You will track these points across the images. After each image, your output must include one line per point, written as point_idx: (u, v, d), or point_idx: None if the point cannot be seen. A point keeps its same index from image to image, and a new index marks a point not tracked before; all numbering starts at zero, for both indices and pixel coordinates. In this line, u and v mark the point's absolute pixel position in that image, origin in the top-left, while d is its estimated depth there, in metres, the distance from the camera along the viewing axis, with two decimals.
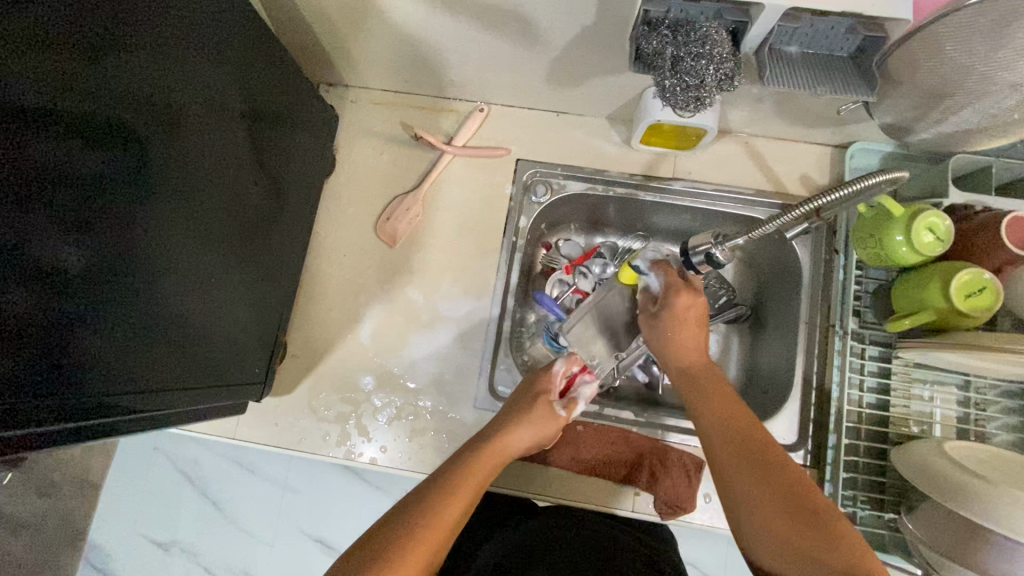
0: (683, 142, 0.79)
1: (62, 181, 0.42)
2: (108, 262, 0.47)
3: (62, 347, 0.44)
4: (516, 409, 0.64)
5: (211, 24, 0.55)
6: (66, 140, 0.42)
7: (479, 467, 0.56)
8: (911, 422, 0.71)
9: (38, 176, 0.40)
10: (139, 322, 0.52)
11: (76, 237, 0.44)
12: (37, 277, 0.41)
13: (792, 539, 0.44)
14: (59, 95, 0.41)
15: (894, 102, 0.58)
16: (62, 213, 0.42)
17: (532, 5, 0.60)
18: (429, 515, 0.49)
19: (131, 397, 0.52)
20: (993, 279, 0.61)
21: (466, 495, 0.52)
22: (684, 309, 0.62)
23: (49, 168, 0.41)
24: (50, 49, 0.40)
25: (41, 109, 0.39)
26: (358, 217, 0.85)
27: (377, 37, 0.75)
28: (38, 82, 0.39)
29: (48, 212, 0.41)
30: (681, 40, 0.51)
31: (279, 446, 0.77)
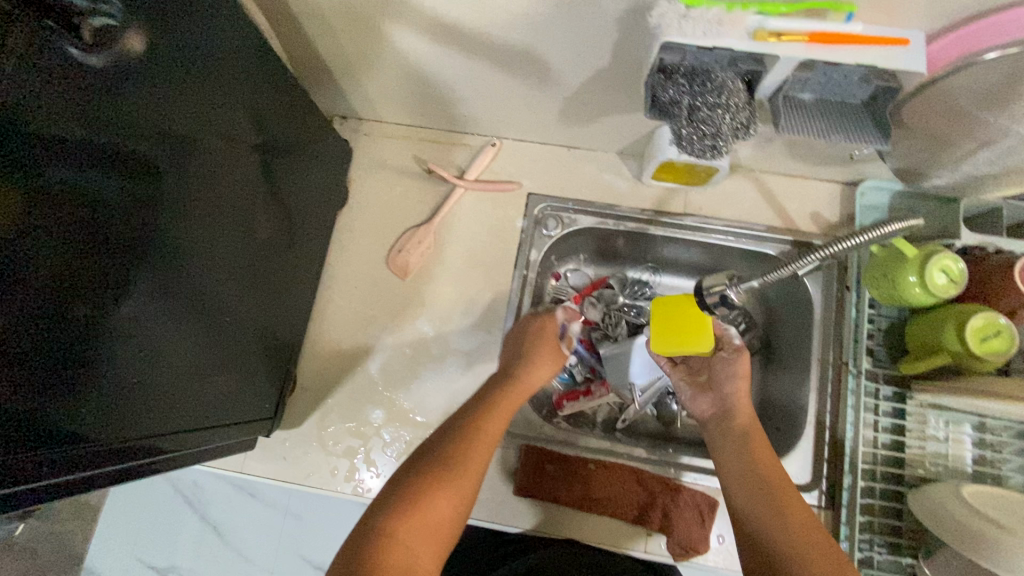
0: (694, 179, 0.79)
1: (107, 238, 0.43)
2: (140, 310, 0.48)
3: (94, 399, 0.45)
4: (529, 346, 0.74)
5: (240, 63, 0.56)
6: (111, 195, 0.42)
7: (506, 400, 0.66)
8: (926, 464, 0.70)
9: (84, 232, 0.40)
10: (163, 362, 0.53)
11: (114, 288, 0.45)
12: (66, 325, 0.40)
13: (820, 563, 0.51)
14: (111, 153, 0.41)
15: (907, 146, 0.58)
16: (90, 259, 0.42)
17: (547, 47, 0.61)
18: (464, 441, 0.59)
19: (147, 440, 0.52)
20: (1008, 324, 0.60)
21: (493, 428, 0.62)
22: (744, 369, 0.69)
23: (86, 215, 0.40)
24: (100, 93, 0.39)
25: (83, 153, 0.39)
26: (370, 249, 0.85)
27: (391, 74, 0.76)
28: (86, 128, 0.39)
29: (78, 258, 0.41)
30: (697, 89, 0.52)
31: (286, 481, 0.76)
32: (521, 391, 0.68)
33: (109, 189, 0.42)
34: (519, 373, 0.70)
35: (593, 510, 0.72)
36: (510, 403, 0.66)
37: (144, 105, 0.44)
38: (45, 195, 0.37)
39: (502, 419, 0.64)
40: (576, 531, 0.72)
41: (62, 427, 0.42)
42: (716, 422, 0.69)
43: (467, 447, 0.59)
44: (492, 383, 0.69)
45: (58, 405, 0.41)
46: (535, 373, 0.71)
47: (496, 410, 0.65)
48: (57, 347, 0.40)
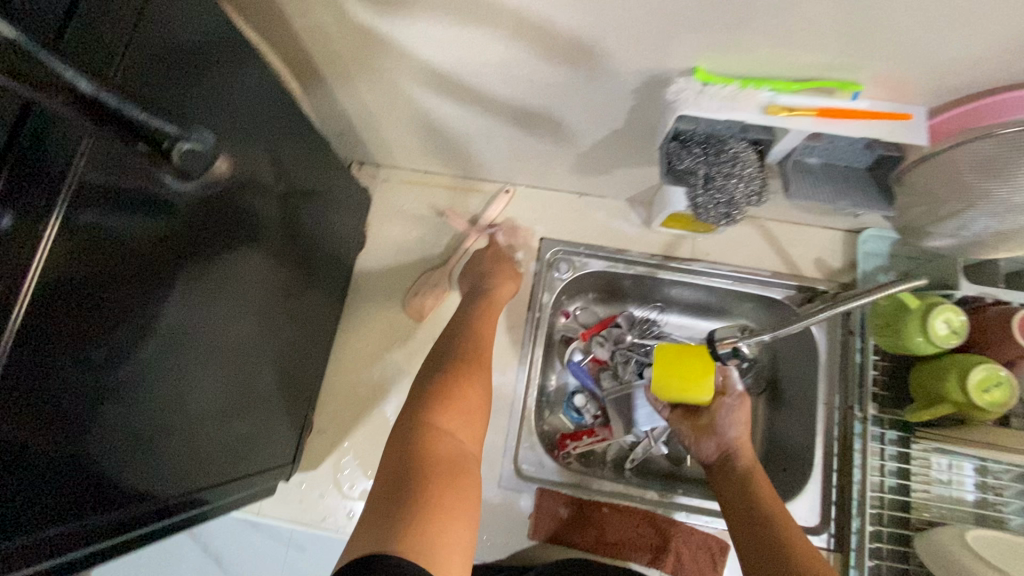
0: (702, 226, 0.82)
1: (151, 308, 0.44)
2: (188, 373, 0.50)
3: (152, 462, 0.47)
4: (493, 262, 0.82)
5: (266, 121, 0.57)
6: (166, 274, 0.45)
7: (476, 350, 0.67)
8: (932, 508, 0.72)
9: (146, 310, 0.43)
10: (206, 420, 0.55)
11: (169, 358, 0.47)
12: (116, 399, 0.41)
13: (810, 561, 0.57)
14: (160, 229, 0.43)
15: (909, 208, 0.61)
16: (138, 330, 0.43)
17: (565, 110, 0.64)
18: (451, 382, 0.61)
19: (190, 494, 0.55)
20: (1009, 374, 0.63)
21: (474, 369, 0.64)
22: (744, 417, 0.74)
23: (134, 290, 0.41)
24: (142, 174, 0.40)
25: (127, 231, 0.40)
26: (386, 292, 0.87)
27: (410, 126, 0.78)
28: (126, 208, 0.40)
29: (128, 330, 0.42)
30: (712, 159, 0.55)
31: (304, 524, 0.77)
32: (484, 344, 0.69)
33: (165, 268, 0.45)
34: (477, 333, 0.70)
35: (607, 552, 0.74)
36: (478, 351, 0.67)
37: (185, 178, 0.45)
38: (110, 274, 0.39)
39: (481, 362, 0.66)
40: None
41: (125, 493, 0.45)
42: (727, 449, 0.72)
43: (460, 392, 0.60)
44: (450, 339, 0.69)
45: (122, 474, 0.44)
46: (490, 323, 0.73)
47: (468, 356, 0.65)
48: (116, 415, 0.42)
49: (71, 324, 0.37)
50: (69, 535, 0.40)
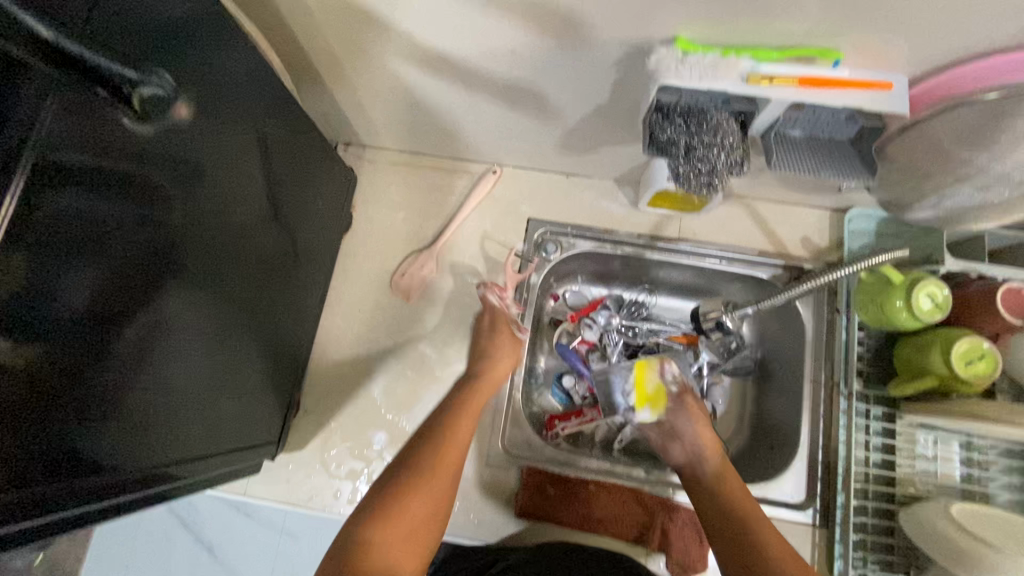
0: (689, 205, 0.82)
1: (126, 273, 0.43)
2: (163, 341, 0.49)
3: (118, 431, 0.45)
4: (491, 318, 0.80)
5: (247, 92, 0.56)
6: (144, 234, 0.44)
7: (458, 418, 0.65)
8: (916, 482, 0.72)
9: (120, 265, 0.42)
10: (177, 393, 0.53)
11: (141, 322, 0.46)
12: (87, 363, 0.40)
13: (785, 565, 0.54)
14: (136, 194, 0.42)
15: (892, 181, 0.61)
16: (112, 294, 0.42)
17: (549, 85, 0.64)
18: (426, 459, 0.59)
19: (158, 471, 0.53)
20: (991, 348, 0.63)
21: (454, 441, 0.62)
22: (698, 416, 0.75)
23: (106, 253, 0.40)
24: (117, 134, 0.39)
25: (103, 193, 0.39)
26: (373, 273, 0.87)
27: (395, 105, 0.78)
28: (101, 170, 0.39)
29: (102, 293, 0.41)
30: (694, 129, 0.55)
31: (289, 504, 0.77)
32: (470, 417, 0.67)
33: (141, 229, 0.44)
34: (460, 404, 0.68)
35: (592, 529, 0.74)
36: (464, 425, 0.65)
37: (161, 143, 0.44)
38: (85, 235, 0.38)
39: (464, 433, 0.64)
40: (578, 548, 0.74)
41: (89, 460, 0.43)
42: (689, 456, 0.70)
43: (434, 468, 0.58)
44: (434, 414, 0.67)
45: (88, 437, 0.42)
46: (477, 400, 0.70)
47: (451, 430, 0.63)
48: (87, 378, 0.41)
49: (48, 285, 0.36)
50: (28, 497, 0.38)
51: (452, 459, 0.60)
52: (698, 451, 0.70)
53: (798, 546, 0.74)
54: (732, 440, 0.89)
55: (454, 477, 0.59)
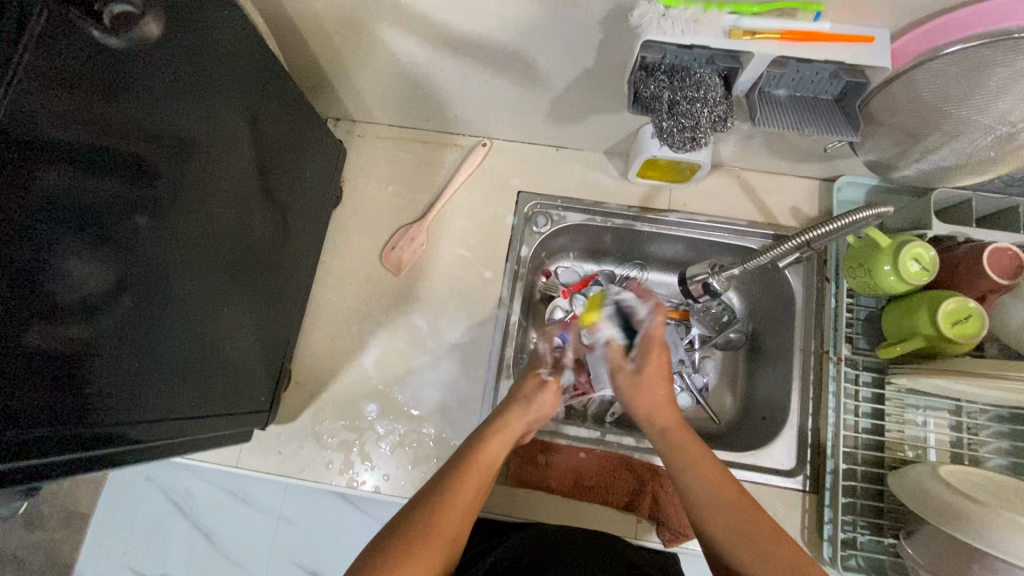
0: (678, 176, 0.82)
1: (88, 225, 0.44)
2: (135, 301, 0.50)
3: (63, 366, 0.43)
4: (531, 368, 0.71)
5: (227, 60, 0.57)
6: (100, 160, 0.44)
7: (472, 469, 0.57)
8: (906, 447, 0.73)
9: (80, 216, 0.43)
10: (140, 345, 0.51)
11: (95, 254, 0.45)
12: (45, 309, 0.41)
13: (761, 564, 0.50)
14: (97, 147, 0.43)
15: (876, 141, 0.61)
16: (71, 244, 0.43)
17: (536, 49, 0.64)
18: (431, 520, 0.51)
19: (115, 427, 0.50)
20: (978, 307, 0.63)
21: (463, 499, 0.54)
22: (661, 360, 0.61)
23: (65, 203, 0.41)
24: (69, 83, 0.41)
25: (58, 142, 0.40)
26: (364, 247, 0.87)
27: (384, 76, 0.78)
28: (54, 118, 0.40)
29: (61, 242, 0.42)
30: (676, 84, 0.55)
31: (281, 475, 0.77)
32: (488, 469, 0.58)
33: (101, 152, 0.44)
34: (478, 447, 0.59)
35: (583, 496, 0.75)
36: (477, 478, 0.56)
37: (122, 99, 0.45)
38: (40, 180, 0.39)
39: (479, 488, 0.56)
40: (570, 517, 0.74)
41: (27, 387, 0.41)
42: (643, 414, 0.62)
43: (438, 528, 0.51)
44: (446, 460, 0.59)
45: (24, 358, 0.40)
46: (500, 443, 0.61)
47: (462, 485, 0.55)
48: (48, 323, 0.41)
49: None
50: None
51: (459, 521, 0.53)
52: (657, 409, 0.61)
53: (789, 513, 0.74)
54: (724, 412, 0.89)
55: (458, 539, 0.53)
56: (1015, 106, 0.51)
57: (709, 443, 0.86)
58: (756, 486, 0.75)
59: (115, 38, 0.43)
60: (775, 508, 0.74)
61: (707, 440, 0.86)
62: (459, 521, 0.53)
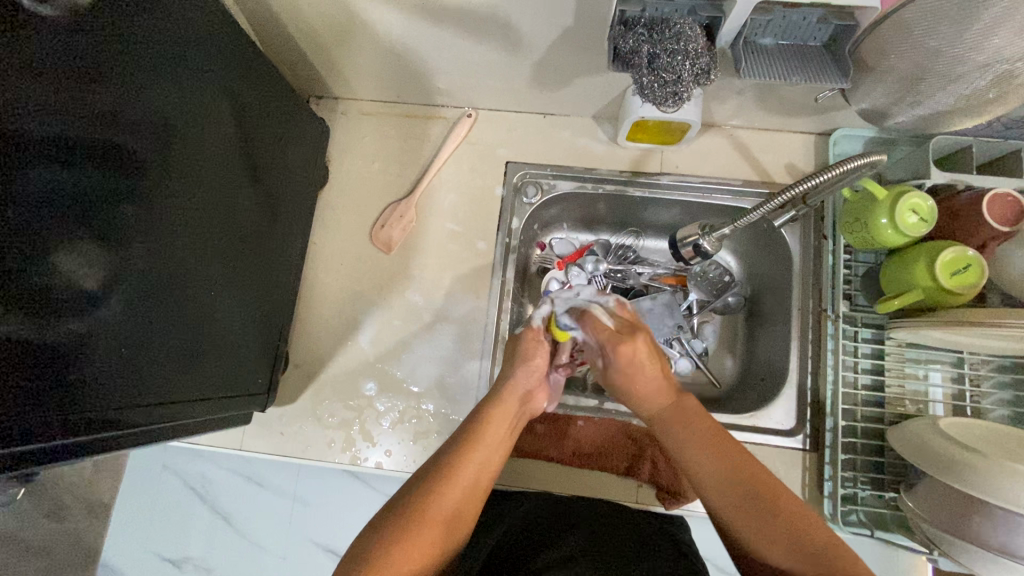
0: (669, 137, 0.80)
1: (75, 215, 0.44)
2: (125, 291, 0.50)
3: (43, 351, 0.43)
4: (520, 350, 0.67)
5: (208, 46, 0.57)
6: (79, 141, 0.44)
7: (476, 444, 0.56)
8: (907, 401, 0.73)
9: (66, 206, 0.44)
10: (125, 334, 0.51)
11: (73, 234, 0.44)
12: (31, 297, 0.42)
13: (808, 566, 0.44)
14: (75, 135, 0.44)
15: (870, 88, 0.59)
16: (51, 236, 0.43)
17: (511, 10, 0.62)
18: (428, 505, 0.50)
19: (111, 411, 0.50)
20: (977, 256, 0.63)
21: (461, 480, 0.53)
22: (632, 358, 0.59)
23: (47, 194, 0.42)
24: (43, 74, 0.41)
25: (37, 134, 0.41)
26: (356, 226, 0.87)
27: (362, 51, 0.76)
28: (35, 111, 0.40)
29: (40, 232, 0.42)
30: (656, 38, 0.53)
31: (285, 455, 0.78)
32: (491, 448, 0.57)
33: (58, 128, 0.42)
34: (482, 422, 0.59)
35: (583, 463, 0.75)
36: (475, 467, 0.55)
37: (99, 90, 0.45)
38: (21, 169, 0.40)
39: (472, 483, 0.54)
40: (568, 485, 0.75)
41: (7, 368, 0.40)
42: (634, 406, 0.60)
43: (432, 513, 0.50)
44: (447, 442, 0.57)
45: (13, 338, 0.40)
46: (502, 422, 0.60)
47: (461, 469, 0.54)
48: (35, 314, 0.42)
49: None
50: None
51: (461, 501, 0.52)
52: (640, 402, 0.59)
53: (789, 471, 0.74)
54: (726, 374, 0.89)
55: (458, 530, 0.51)
56: (1011, 41, 0.47)
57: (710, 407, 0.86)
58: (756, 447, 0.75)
59: (51, 8, 0.41)
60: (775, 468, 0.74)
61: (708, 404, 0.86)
62: (455, 513, 0.51)
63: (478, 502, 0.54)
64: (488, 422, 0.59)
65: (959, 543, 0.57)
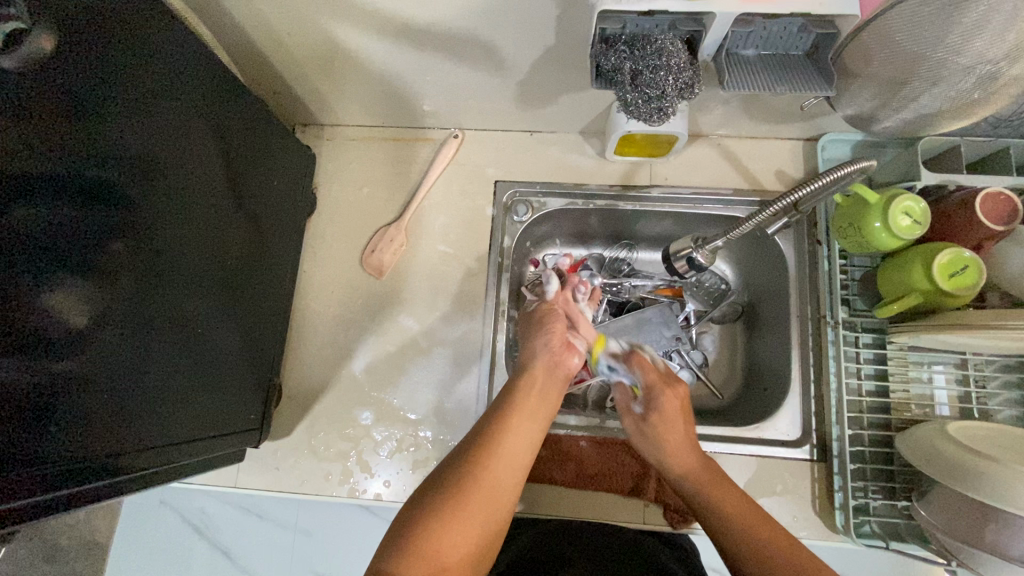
0: (656, 150, 0.80)
1: (62, 253, 0.44)
2: (113, 329, 0.49)
3: (33, 392, 0.41)
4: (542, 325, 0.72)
5: (190, 80, 0.57)
6: (60, 181, 0.43)
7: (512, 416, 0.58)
8: (913, 406, 0.72)
9: (50, 246, 0.43)
10: (121, 376, 0.50)
11: (65, 276, 0.44)
12: (19, 338, 0.41)
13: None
14: (55, 175, 0.43)
15: (854, 94, 0.59)
16: (36, 276, 0.42)
17: (490, 31, 0.61)
18: (471, 481, 0.50)
19: (111, 457, 0.49)
20: (973, 257, 0.62)
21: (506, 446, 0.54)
22: (669, 407, 0.68)
23: (30, 233, 0.41)
24: (23, 115, 0.40)
25: (18, 175, 0.40)
26: (346, 252, 0.86)
27: (346, 78, 0.76)
28: (15, 151, 0.40)
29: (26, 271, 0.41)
30: (638, 54, 0.53)
31: (281, 490, 0.76)
32: (528, 420, 0.59)
33: (38, 168, 0.41)
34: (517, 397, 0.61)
35: (587, 485, 0.74)
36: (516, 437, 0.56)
37: (81, 129, 0.45)
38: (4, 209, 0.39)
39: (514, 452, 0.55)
40: (573, 509, 0.73)
41: (8, 416, 0.40)
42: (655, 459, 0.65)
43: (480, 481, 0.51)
44: (484, 416, 0.59)
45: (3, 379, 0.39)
46: (535, 394, 0.62)
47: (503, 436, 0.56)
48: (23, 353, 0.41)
49: None
50: None
51: (506, 470, 0.53)
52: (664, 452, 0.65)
53: (798, 483, 0.72)
54: (727, 385, 0.87)
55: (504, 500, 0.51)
56: (993, 43, 0.47)
57: (713, 419, 0.84)
58: (763, 459, 0.74)
59: (15, 59, 0.39)
60: (783, 481, 0.72)
61: (711, 416, 0.85)
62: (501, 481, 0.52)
63: (521, 475, 0.54)
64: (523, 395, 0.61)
65: (975, 553, 0.56)
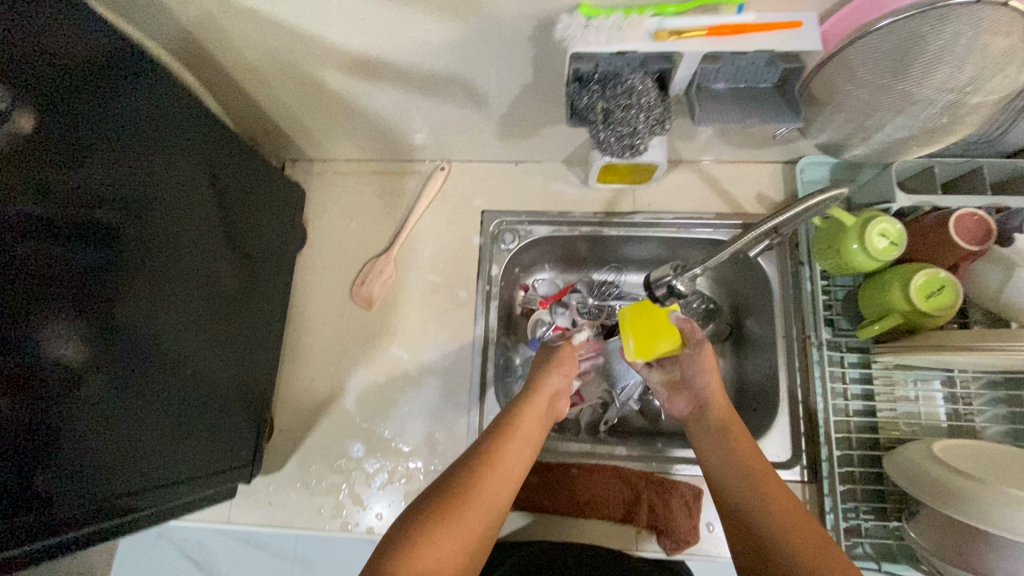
0: (637, 177, 0.82)
1: (55, 296, 0.44)
2: (105, 370, 0.49)
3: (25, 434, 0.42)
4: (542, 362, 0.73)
5: (183, 126, 0.58)
6: (54, 228, 0.44)
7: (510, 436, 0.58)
8: (901, 424, 0.72)
9: (43, 290, 0.44)
10: (111, 418, 0.50)
11: (59, 318, 0.45)
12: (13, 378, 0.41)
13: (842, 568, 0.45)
14: (49, 222, 0.44)
15: (824, 123, 0.60)
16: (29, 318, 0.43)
17: (469, 71, 0.63)
18: (471, 491, 0.50)
19: (102, 502, 0.49)
20: (949, 277, 0.63)
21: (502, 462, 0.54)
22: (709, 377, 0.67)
23: (24, 278, 0.42)
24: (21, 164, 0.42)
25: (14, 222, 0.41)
26: (336, 284, 0.87)
27: (332, 115, 0.78)
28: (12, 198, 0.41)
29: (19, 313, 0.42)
30: (609, 93, 0.55)
31: (274, 526, 0.76)
32: (524, 442, 0.59)
33: (34, 214, 0.43)
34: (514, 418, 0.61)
35: (579, 513, 0.74)
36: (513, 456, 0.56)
37: (75, 176, 0.46)
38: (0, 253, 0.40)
39: (509, 471, 0.54)
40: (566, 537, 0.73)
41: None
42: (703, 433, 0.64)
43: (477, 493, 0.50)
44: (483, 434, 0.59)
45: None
46: (533, 417, 0.62)
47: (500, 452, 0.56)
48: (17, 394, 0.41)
49: None
50: None
51: (500, 486, 0.53)
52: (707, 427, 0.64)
53: None
54: None
55: (497, 516, 0.51)
56: (951, 75, 0.48)
57: None
58: None
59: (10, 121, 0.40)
60: None
61: None
62: (495, 496, 0.51)
63: (514, 491, 0.54)
64: (521, 417, 0.61)
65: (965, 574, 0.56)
